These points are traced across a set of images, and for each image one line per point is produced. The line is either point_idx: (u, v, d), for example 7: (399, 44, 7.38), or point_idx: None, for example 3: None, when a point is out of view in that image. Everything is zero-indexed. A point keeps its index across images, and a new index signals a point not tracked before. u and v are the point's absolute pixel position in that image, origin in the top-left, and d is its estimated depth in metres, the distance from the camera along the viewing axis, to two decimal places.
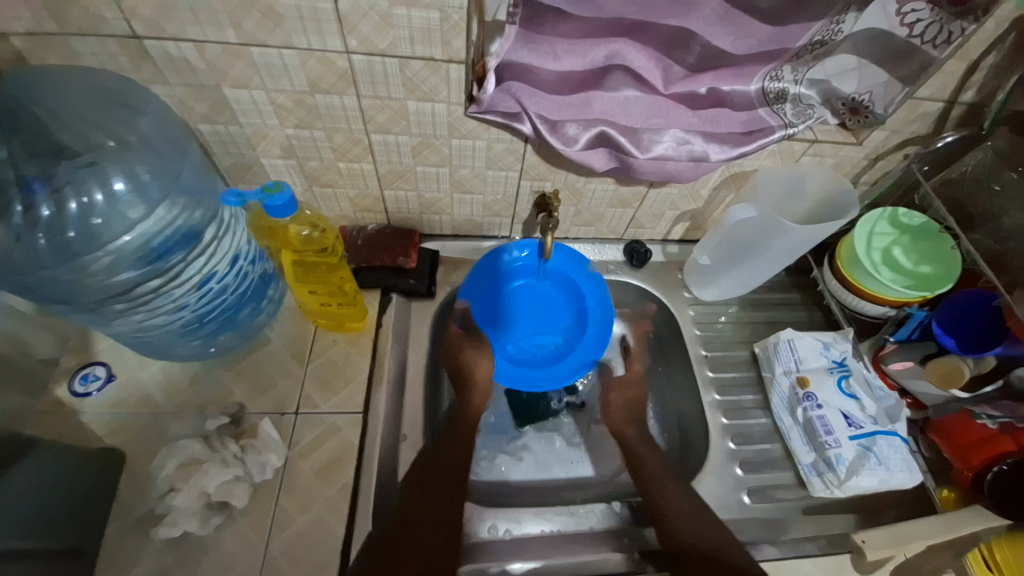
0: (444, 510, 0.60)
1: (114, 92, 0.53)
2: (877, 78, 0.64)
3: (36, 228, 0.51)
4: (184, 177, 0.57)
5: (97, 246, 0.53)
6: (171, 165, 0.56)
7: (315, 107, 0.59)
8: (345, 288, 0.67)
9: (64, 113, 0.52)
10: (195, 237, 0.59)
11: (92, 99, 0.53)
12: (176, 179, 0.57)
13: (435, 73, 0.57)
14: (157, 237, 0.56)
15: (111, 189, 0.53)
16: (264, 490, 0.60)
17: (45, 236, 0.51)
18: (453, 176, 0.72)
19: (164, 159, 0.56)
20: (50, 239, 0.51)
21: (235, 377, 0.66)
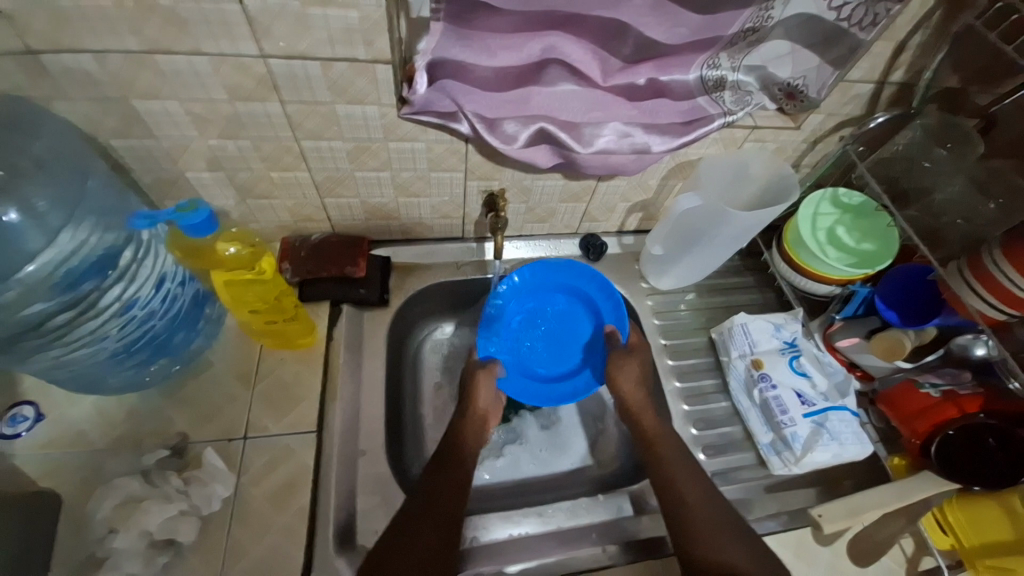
0: (433, 532, 0.56)
1: (0, 111, 0.49)
2: (810, 63, 0.64)
3: None
4: (89, 199, 0.53)
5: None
6: (71, 187, 0.52)
7: (237, 116, 0.56)
8: (287, 303, 0.64)
9: None
10: (110, 262, 0.55)
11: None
12: (80, 202, 0.53)
13: (361, 75, 0.54)
14: (66, 265, 0.52)
15: (3, 220, 0.49)
16: (214, 523, 0.57)
17: None
18: (396, 179, 0.69)
19: (63, 182, 0.51)
20: None
21: (175, 405, 0.63)
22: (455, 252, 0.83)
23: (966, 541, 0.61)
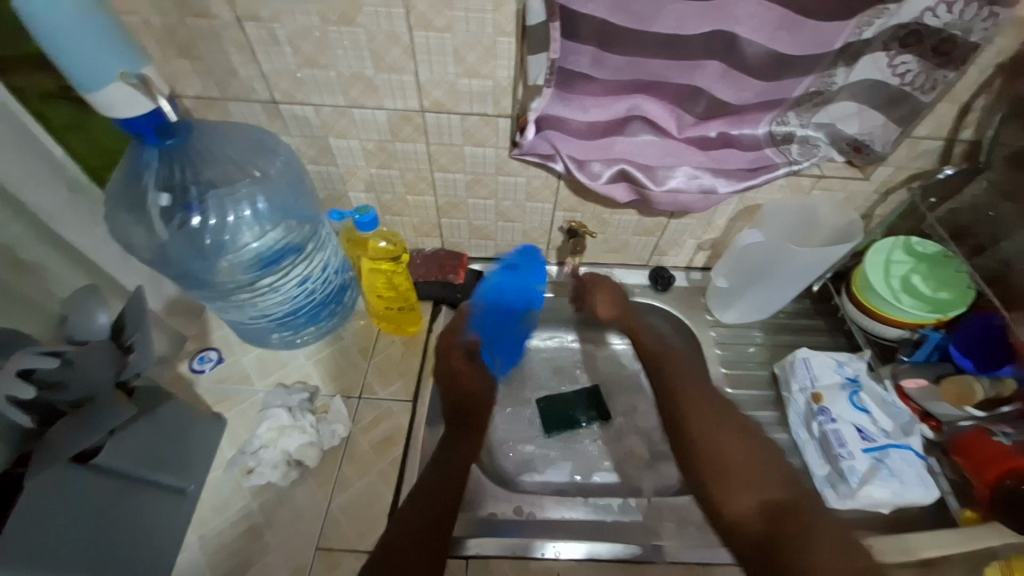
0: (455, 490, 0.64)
1: (256, 136, 0.72)
2: (876, 121, 0.72)
3: (205, 232, 0.70)
4: (302, 201, 0.76)
5: (233, 249, 0.71)
6: (295, 191, 0.75)
7: (394, 152, 0.76)
8: (406, 292, 0.80)
9: (231, 151, 0.70)
10: (303, 247, 0.76)
11: (245, 143, 0.71)
12: (297, 201, 0.75)
13: (487, 125, 0.72)
14: (274, 247, 0.73)
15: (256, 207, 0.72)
16: (330, 457, 0.72)
17: (210, 238, 0.70)
18: (498, 207, 0.86)
19: (292, 187, 0.74)
20: (212, 240, 0.70)
21: (314, 365, 0.81)
22: None
23: None
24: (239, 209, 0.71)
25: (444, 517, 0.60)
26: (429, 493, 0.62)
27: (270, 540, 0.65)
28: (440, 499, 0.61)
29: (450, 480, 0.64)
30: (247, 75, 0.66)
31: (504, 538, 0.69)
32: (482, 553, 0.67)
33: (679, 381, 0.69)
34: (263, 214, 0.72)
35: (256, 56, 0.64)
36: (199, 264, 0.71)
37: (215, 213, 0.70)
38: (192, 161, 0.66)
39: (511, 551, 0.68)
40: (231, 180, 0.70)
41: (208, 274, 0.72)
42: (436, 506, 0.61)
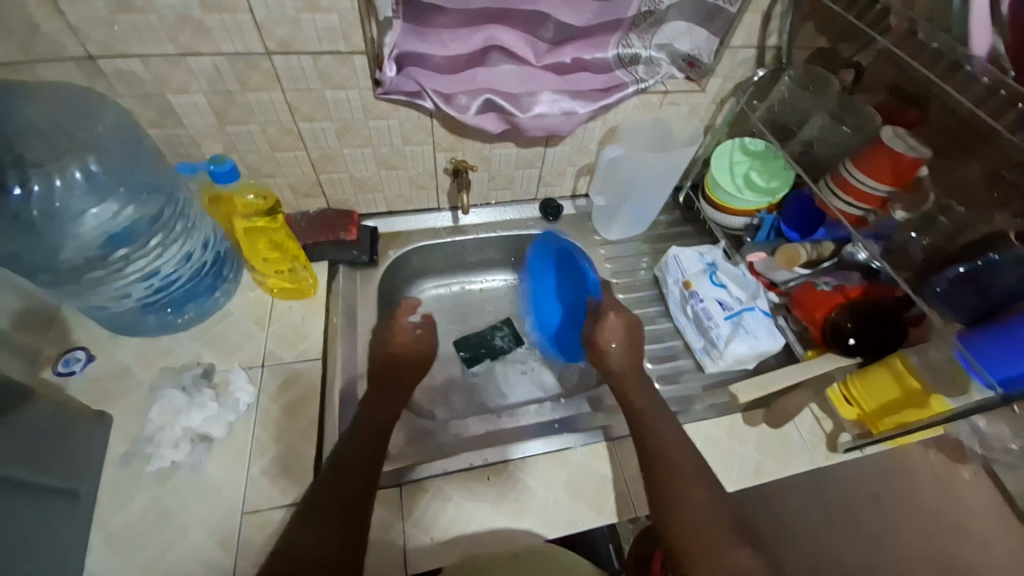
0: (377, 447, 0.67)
1: (73, 97, 0.64)
2: (701, 36, 0.80)
3: (32, 203, 0.61)
4: (144, 163, 0.69)
5: (73, 221, 0.64)
6: (132, 153, 0.68)
7: (247, 104, 0.72)
8: (291, 249, 0.79)
9: (45, 113, 0.62)
10: (159, 214, 0.70)
11: (66, 101, 0.64)
12: (138, 163, 0.69)
13: (343, 64, 0.70)
14: (124, 215, 0.67)
15: (89, 170, 0.64)
16: (241, 427, 0.69)
17: (38, 209, 0.62)
18: (377, 154, 0.85)
19: (127, 148, 0.68)
20: (43, 211, 0.62)
21: (205, 344, 0.76)
22: (433, 221, 0.99)
23: (867, 407, 0.75)
24: (72, 173, 0.63)
25: (357, 492, 0.61)
26: (341, 467, 0.63)
27: (188, 519, 0.62)
28: (354, 472, 0.63)
29: (364, 451, 0.66)
30: (52, 28, 0.58)
31: (433, 462, 0.72)
32: (415, 477, 0.70)
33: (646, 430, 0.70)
34: (102, 179, 0.65)
35: (60, 5, 0.56)
36: (31, 241, 0.62)
37: (44, 180, 0.62)
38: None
39: (441, 469, 0.71)
40: (52, 143, 0.62)
41: (45, 252, 0.63)
42: (355, 481, 0.62)
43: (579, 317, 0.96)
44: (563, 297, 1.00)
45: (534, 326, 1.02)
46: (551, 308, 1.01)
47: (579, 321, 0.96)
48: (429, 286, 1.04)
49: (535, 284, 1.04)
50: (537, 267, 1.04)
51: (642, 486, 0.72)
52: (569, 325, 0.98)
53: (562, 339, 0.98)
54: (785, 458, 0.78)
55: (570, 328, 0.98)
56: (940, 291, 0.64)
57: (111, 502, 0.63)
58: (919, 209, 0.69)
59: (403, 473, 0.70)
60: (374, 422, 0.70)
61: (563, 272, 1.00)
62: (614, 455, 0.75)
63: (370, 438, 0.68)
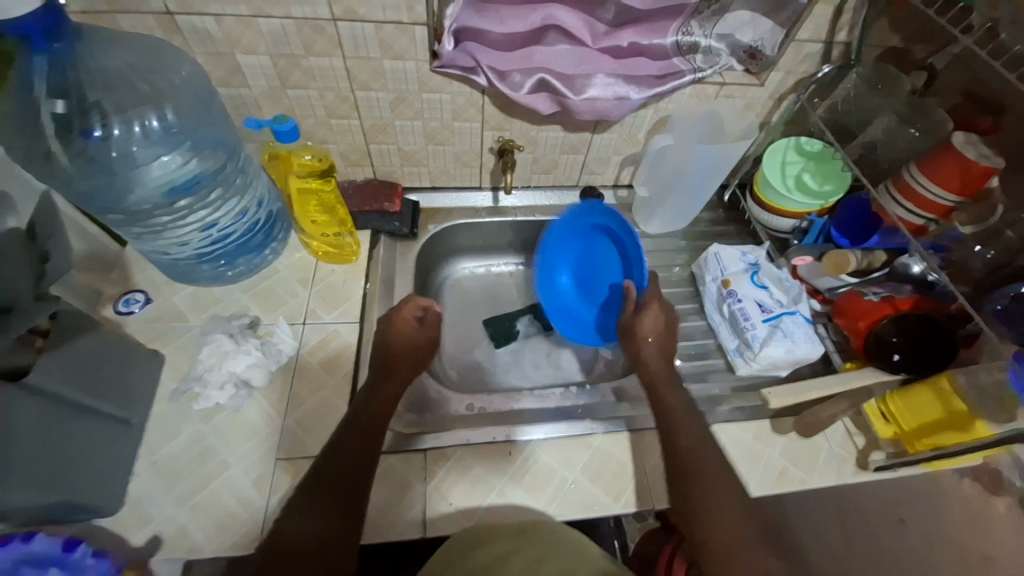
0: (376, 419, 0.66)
1: (151, 49, 0.67)
2: (766, 28, 0.78)
3: (111, 145, 0.65)
4: (211, 118, 0.73)
5: (141, 166, 0.68)
6: (202, 107, 0.72)
7: (309, 69, 0.74)
8: (341, 213, 0.81)
9: (129, 60, 0.65)
10: (220, 168, 0.73)
11: (145, 53, 0.67)
12: (206, 117, 0.72)
13: (403, 35, 0.72)
14: (189, 167, 0.71)
15: (164, 118, 0.68)
16: (279, 378, 0.73)
17: (116, 150, 0.66)
18: (426, 128, 0.86)
19: (198, 102, 0.71)
20: (119, 153, 0.66)
21: (252, 297, 0.80)
22: (474, 199, 1.00)
23: (905, 425, 0.72)
24: (145, 120, 0.67)
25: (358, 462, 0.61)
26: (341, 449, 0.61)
27: (226, 459, 0.66)
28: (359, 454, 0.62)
29: (370, 433, 0.64)
30: None
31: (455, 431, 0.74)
32: (436, 443, 0.72)
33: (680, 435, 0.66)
34: (170, 129, 0.69)
35: None
36: (107, 181, 0.67)
37: (118, 124, 0.65)
38: (86, 68, 0.62)
39: (464, 440, 0.73)
40: (134, 89, 0.66)
41: (114, 194, 0.68)
42: (355, 449, 0.62)
43: (598, 295, 0.93)
44: (586, 266, 0.95)
45: (562, 310, 0.93)
46: (581, 262, 0.95)
47: (593, 294, 0.93)
48: (468, 268, 1.06)
49: (550, 245, 0.92)
50: (557, 233, 0.91)
51: (663, 476, 0.72)
52: (588, 302, 0.94)
53: (564, 299, 0.94)
54: (811, 468, 0.76)
55: (584, 307, 0.94)
56: (1001, 309, 0.60)
57: (160, 432, 0.67)
58: (984, 222, 0.65)
59: (420, 438, 0.72)
60: (379, 404, 0.68)
61: (592, 243, 0.94)
62: (637, 445, 0.75)
63: (378, 425, 0.66)
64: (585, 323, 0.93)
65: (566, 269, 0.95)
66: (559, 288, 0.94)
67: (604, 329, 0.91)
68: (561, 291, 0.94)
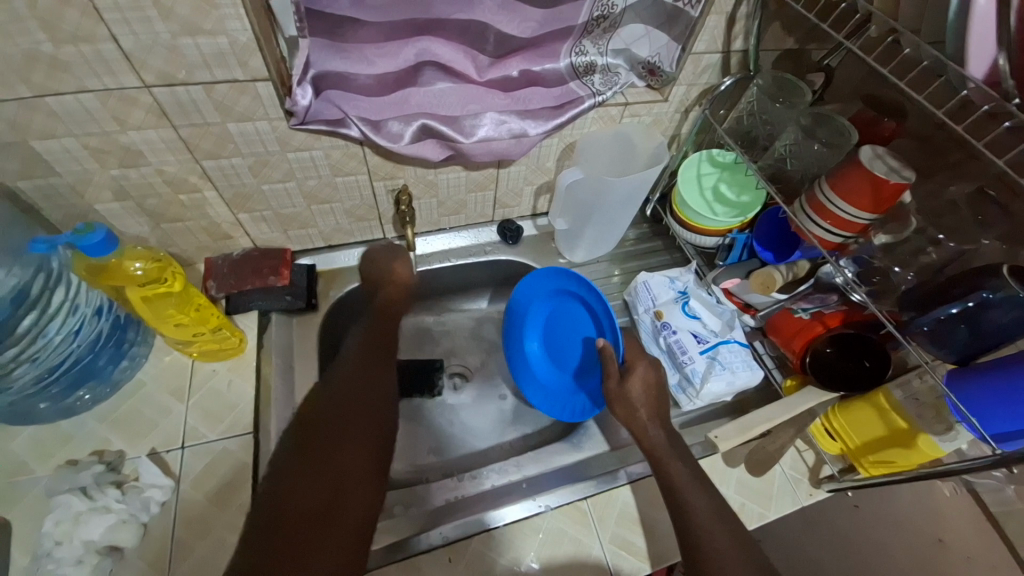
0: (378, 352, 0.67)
1: None
2: (661, 41, 0.72)
3: None
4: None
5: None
6: None
7: (132, 145, 0.60)
8: (198, 312, 0.66)
9: None
10: (22, 295, 0.59)
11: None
12: None
13: (243, 94, 0.59)
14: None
15: None
16: (158, 527, 0.60)
17: None
18: (303, 188, 0.74)
19: None
20: None
21: (111, 427, 0.65)
22: None
23: (853, 442, 0.70)
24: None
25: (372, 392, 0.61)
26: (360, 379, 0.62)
27: None
28: (375, 389, 0.62)
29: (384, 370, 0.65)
30: None
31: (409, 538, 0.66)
32: (418, 547, 0.65)
33: (680, 486, 0.61)
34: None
35: None
36: None
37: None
38: None
39: (429, 543, 0.65)
40: None
41: None
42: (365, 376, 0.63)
43: (571, 362, 0.86)
44: (556, 329, 0.89)
45: (534, 380, 0.86)
46: (562, 330, 0.88)
47: (568, 361, 0.86)
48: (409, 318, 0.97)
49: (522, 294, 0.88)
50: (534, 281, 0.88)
51: (622, 547, 0.67)
52: (562, 372, 0.86)
53: (534, 366, 0.87)
54: (767, 498, 0.73)
55: (559, 376, 0.86)
56: (928, 329, 0.59)
57: None
58: (899, 235, 0.64)
59: (406, 544, 0.65)
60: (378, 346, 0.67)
61: (564, 304, 0.90)
62: (591, 517, 0.69)
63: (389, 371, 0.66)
64: (561, 393, 0.85)
65: (534, 334, 0.89)
66: (529, 354, 0.87)
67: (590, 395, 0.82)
68: (529, 358, 0.87)
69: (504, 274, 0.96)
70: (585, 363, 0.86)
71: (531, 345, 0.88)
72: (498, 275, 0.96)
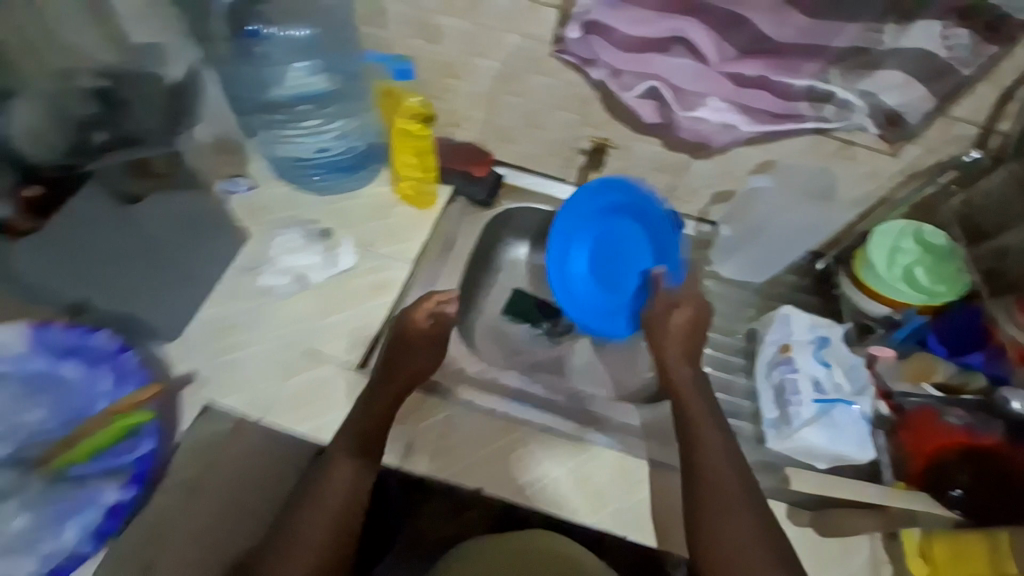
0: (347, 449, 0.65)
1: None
2: (919, 94, 0.71)
3: (255, 38, 0.77)
4: (347, 44, 0.82)
5: (284, 63, 0.79)
6: (342, 32, 0.80)
7: (435, 26, 0.78)
8: (426, 158, 0.86)
9: None
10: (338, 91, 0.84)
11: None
12: (343, 43, 0.81)
13: (533, 13, 0.74)
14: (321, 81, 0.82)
15: (306, 33, 0.78)
16: (328, 285, 0.80)
17: (257, 45, 0.77)
18: (530, 109, 0.88)
19: (338, 27, 0.80)
20: (259, 49, 0.78)
21: (328, 210, 0.87)
22: (552, 189, 0.99)
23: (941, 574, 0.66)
24: (296, 31, 0.78)
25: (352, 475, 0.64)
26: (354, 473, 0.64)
27: (259, 336, 0.74)
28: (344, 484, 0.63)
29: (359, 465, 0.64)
30: None
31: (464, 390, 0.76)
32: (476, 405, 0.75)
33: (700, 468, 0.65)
34: (314, 41, 0.79)
35: None
36: (250, 69, 0.79)
37: (276, 23, 0.77)
38: None
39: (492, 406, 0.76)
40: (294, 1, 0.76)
41: (256, 84, 0.80)
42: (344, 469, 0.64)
43: (625, 284, 0.90)
44: (604, 245, 0.90)
45: (562, 276, 0.88)
46: (604, 247, 0.90)
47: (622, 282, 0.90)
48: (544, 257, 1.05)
49: (563, 223, 0.87)
50: (583, 200, 0.87)
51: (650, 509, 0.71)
52: (617, 262, 0.90)
53: (574, 288, 0.89)
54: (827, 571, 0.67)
55: (620, 246, 0.90)
56: None
57: (219, 294, 0.76)
58: None
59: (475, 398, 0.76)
60: (370, 426, 0.65)
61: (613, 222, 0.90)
62: (635, 475, 0.73)
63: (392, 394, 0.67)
64: (618, 310, 0.89)
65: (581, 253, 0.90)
66: (570, 277, 0.89)
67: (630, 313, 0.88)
68: (570, 279, 0.89)
69: None
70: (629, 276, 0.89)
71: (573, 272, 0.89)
72: None
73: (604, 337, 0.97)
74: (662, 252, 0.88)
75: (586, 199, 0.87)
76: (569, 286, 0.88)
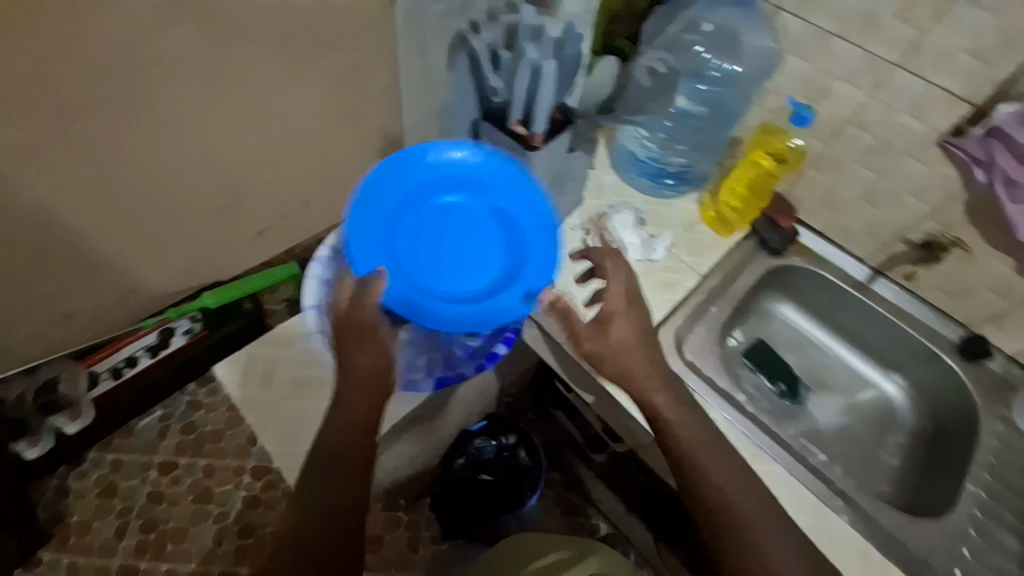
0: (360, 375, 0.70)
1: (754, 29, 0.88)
2: None
3: (693, 60, 0.92)
4: (748, 90, 0.96)
5: (695, 84, 0.95)
6: (752, 82, 0.95)
7: (831, 89, 0.88)
8: (761, 193, 0.98)
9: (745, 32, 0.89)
10: (714, 120, 0.99)
11: (760, 17, 0.87)
12: (745, 88, 0.96)
13: (944, 106, 0.79)
14: (706, 107, 0.98)
15: (728, 71, 0.94)
16: (639, 267, 0.93)
17: (688, 65, 0.93)
18: (875, 186, 0.92)
19: (753, 78, 0.95)
20: (688, 67, 0.93)
21: (649, 207, 1.00)
22: (848, 264, 1.02)
23: None
24: (721, 64, 0.92)
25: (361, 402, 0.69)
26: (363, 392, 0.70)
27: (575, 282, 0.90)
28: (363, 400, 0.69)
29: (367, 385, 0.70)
30: None
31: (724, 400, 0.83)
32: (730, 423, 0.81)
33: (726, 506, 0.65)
34: (728, 79, 0.95)
35: None
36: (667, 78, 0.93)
37: (715, 57, 0.92)
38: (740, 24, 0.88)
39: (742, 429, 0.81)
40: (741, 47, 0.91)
41: (661, 89, 0.93)
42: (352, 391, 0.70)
43: (480, 278, 0.79)
44: (469, 220, 0.79)
45: (412, 287, 0.77)
46: (467, 233, 0.79)
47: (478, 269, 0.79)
48: (803, 326, 1.09)
49: (366, 199, 0.76)
50: (393, 168, 0.76)
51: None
52: (462, 247, 0.79)
53: (436, 305, 0.77)
54: None
55: (473, 250, 0.79)
56: None
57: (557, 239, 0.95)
58: None
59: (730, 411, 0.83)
60: (332, 434, 0.68)
61: (452, 205, 0.79)
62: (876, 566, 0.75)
63: (364, 377, 0.70)
64: (421, 309, 0.76)
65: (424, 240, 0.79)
66: (430, 299, 0.77)
67: (489, 315, 0.77)
68: (424, 305, 0.77)
69: (927, 372, 0.99)
70: (477, 261, 0.79)
71: (407, 288, 0.76)
72: (920, 368, 0.99)
73: (837, 425, 1.02)
74: (528, 290, 0.76)
75: (504, 183, 0.77)
76: (419, 305, 0.76)
